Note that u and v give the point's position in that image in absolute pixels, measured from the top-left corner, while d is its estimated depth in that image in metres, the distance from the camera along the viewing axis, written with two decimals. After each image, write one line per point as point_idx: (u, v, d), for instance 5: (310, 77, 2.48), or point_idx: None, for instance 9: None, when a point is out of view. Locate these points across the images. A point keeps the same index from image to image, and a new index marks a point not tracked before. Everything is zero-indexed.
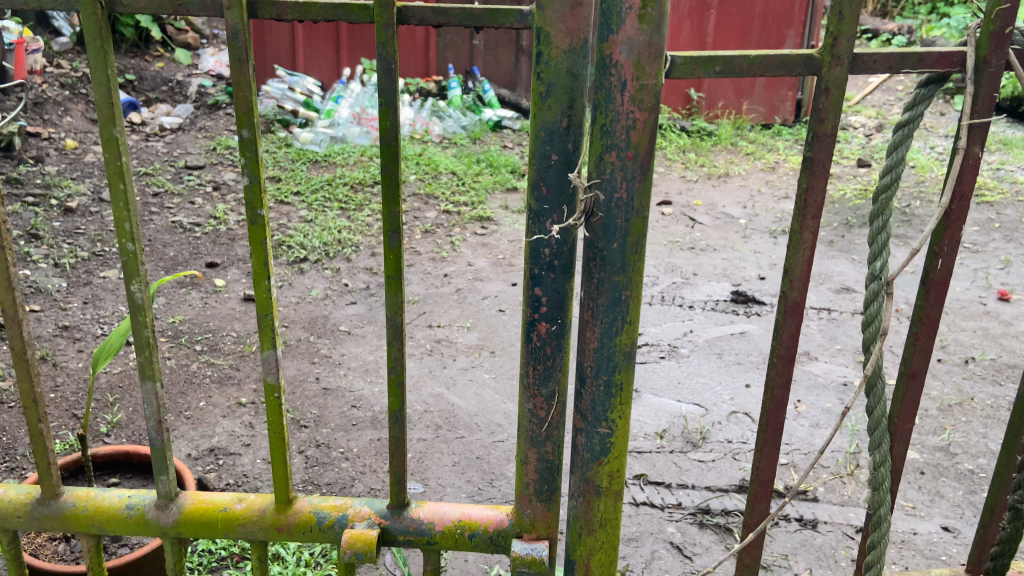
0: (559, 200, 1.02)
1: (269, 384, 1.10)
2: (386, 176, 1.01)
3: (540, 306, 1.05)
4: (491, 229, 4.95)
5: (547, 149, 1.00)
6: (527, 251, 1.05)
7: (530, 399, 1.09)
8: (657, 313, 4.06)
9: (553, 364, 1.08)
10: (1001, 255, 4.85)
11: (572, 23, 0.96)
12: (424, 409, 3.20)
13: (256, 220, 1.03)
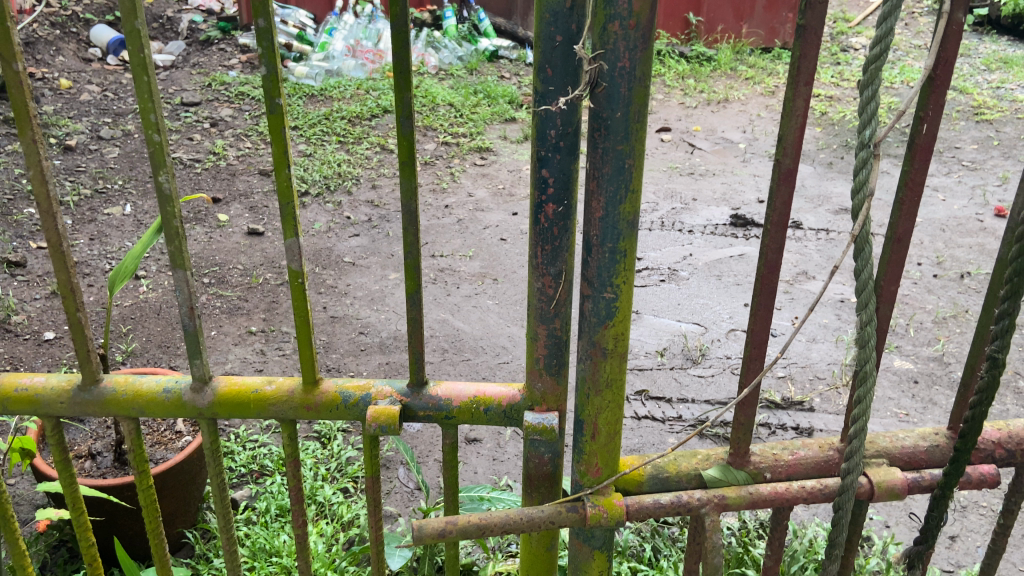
0: (565, 81, 0.94)
1: (292, 271, 1.08)
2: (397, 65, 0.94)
3: (547, 189, 0.99)
4: (490, 160, 4.95)
5: (550, 25, 0.91)
6: (534, 132, 0.98)
7: (538, 278, 1.05)
8: (656, 238, 4.10)
9: (561, 244, 1.02)
10: (999, 172, 4.87)
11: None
12: (430, 334, 3.28)
13: (274, 111, 0.98)
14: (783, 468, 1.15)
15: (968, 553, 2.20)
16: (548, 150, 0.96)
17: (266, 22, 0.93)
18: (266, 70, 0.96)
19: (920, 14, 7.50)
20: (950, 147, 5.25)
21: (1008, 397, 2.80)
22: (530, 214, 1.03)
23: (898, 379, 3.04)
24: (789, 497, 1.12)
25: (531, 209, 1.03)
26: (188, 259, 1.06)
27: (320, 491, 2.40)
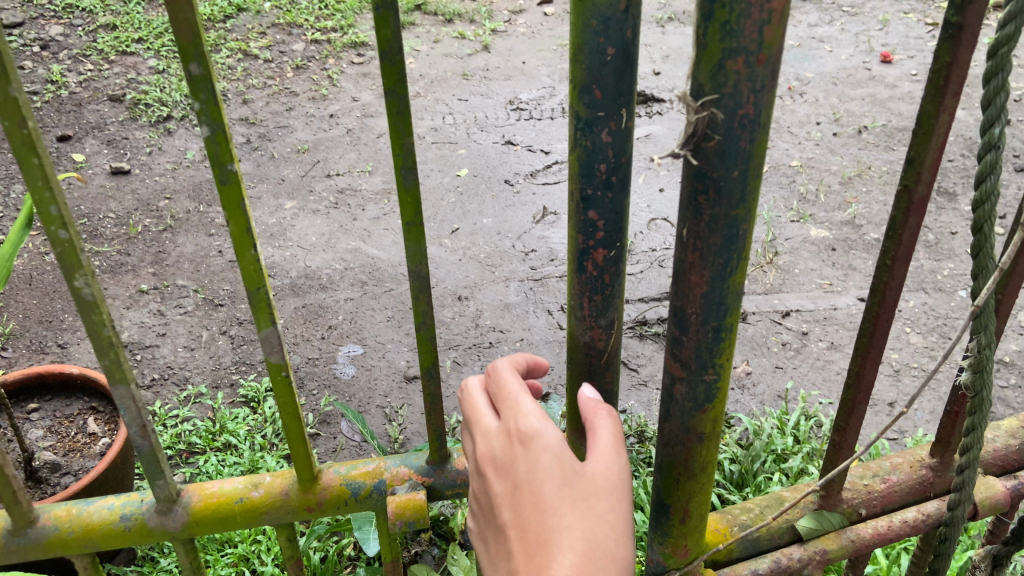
0: (618, 103, 0.77)
1: (274, 365, 0.99)
2: (394, 104, 0.81)
3: (597, 233, 0.84)
4: (368, 55, 4.55)
5: (597, 32, 0.73)
6: (577, 167, 0.82)
7: (585, 332, 0.90)
8: (560, 127, 3.94)
9: (613, 294, 0.88)
10: (878, 15, 4.90)
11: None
12: (344, 267, 3.07)
13: (226, 179, 0.85)
14: (878, 500, 1.14)
15: (906, 417, 2.34)
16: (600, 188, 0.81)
17: (201, 66, 0.77)
18: (211, 129, 0.81)
19: None
20: None
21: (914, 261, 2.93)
22: (573, 260, 0.87)
23: (816, 248, 3.08)
24: (891, 535, 1.13)
25: (572, 255, 0.87)
26: (130, 370, 0.93)
27: (262, 463, 2.24)
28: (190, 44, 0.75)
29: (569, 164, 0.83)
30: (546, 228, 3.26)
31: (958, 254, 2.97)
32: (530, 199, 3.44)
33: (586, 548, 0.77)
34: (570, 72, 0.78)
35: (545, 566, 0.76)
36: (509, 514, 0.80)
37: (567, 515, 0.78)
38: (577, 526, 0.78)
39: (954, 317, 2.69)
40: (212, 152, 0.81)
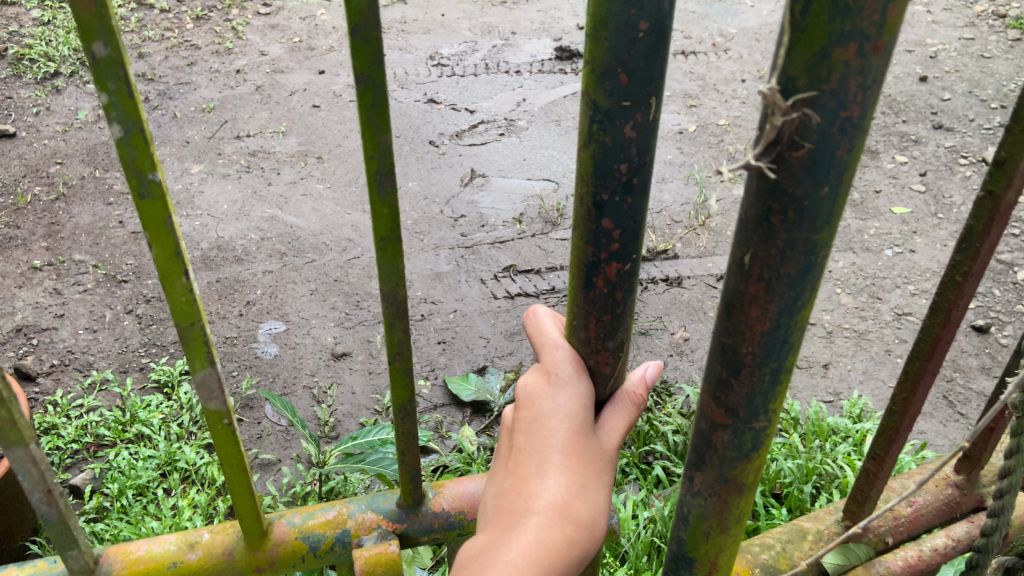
0: (642, 94, 0.76)
1: (213, 411, 0.92)
2: (368, 93, 0.72)
3: (611, 241, 0.84)
4: (275, 6, 4.25)
5: (628, 4, 0.72)
6: (592, 166, 0.80)
7: (593, 352, 0.92)
8: (485, 85, 3.80)
9: (621, 313, 0.90)
10: None
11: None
12: (261, 237, 2.87)
13: (147, 192, 0.73)
14: (904, 526, 1.24)
15: (841, 379, 2.37)
16: (617, 193, 0.81)
17: (108, 47, 0.65)
18: (124, 128, 0.69)
19: None
20: None
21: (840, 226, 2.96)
22: (580, 268, 0.87)
23: None
24: (923, 562, 1.24)
25: (580, 264, 0.87)
26: (26, 429, 0.81)
27: (180, 455, 2.07)
28: (92, 16, 0.63)
29: (580, 163, 0.81)
30: (475, 192, 3.17)
31: (883, 213, 3.01)
32: (456, 162, 3.32)
33: (575, 489, 0.88)
34: (592, 54, 0.76)
35: (534, 493, 0.88)
36: (521, 439, 0.91)
37: (566, 461, 0.88)
38: (573, 470, 0.88)
39: (882, 276, 2.73)
40: (129, 157, 0.70)
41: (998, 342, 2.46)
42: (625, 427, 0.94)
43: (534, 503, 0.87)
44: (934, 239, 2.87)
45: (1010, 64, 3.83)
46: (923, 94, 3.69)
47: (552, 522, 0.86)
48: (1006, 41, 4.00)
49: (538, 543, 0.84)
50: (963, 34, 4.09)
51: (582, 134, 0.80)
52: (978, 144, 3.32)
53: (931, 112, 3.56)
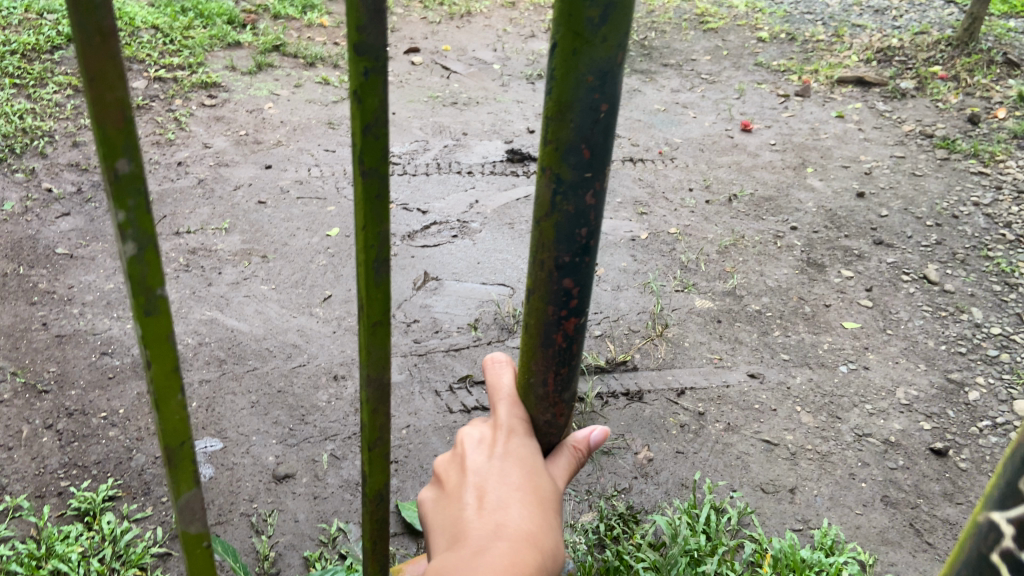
0: (598, 172, 1.01)
1: (193, 533, 0.92)
2: (375, 184, 0.87)
3: (571, 298, 1.10)
4: (221, 97, 4.16)
5: (591, 91, 0.95)
6: (557, 228, 1.05)
7: (545, 386, 1.16)
8: (437, 185, 3.77)
9: (572, 361, 1.16)
10: (735, 83, 5.08)
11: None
12: (198, 342, 2.69)
13: (153, 307, 0.78)
14: None
15: (809, 505, 2.30)
16: (577, 255, 1.07)
17: (130, 167, 0.71)
18: (138, 245, 0.75)
19: None
20: (686, 59, 5.35)
21: (795, 342, 2.97)
22: (544, 315, 1.12)
23: (703, 320, 3.05)
24: None
25: (542, 310, 1.11)
26: None
27: None
28: (119, 136, 0.69)
29: (546, 227, 1.06)
30: (428, 296, 3.07)
31: (835, 327, 3.04)
32: (408, 263, 3.24)
33: (536, 506, 1.08)
34: (557, 133, 0.99)
35: (498, 520, 1.05)
36: (478, 478, 1.10)
37: (521, 494, 1.08)
38: (529, 502, 1.08)
39: (839, 394, 2.72)
40: (140, 272, 0.75)
41: (957, 464, 2.46)
42: (561, 476, 1.17)
43: (501, 529, 1.04)
44: (885, 355, 2.90)
45: (940, 182, 4.03)
46: (862, 208, 3.82)
47: (518, 543, 1.04)
48: (934, 160, 4.22)
49: (511, 559, 1.02)
50: (894, 152, 4.31)
51: (548, 202, 1.04)
52: (917, 260, 3.44)
53: (871, 226, 3.68)
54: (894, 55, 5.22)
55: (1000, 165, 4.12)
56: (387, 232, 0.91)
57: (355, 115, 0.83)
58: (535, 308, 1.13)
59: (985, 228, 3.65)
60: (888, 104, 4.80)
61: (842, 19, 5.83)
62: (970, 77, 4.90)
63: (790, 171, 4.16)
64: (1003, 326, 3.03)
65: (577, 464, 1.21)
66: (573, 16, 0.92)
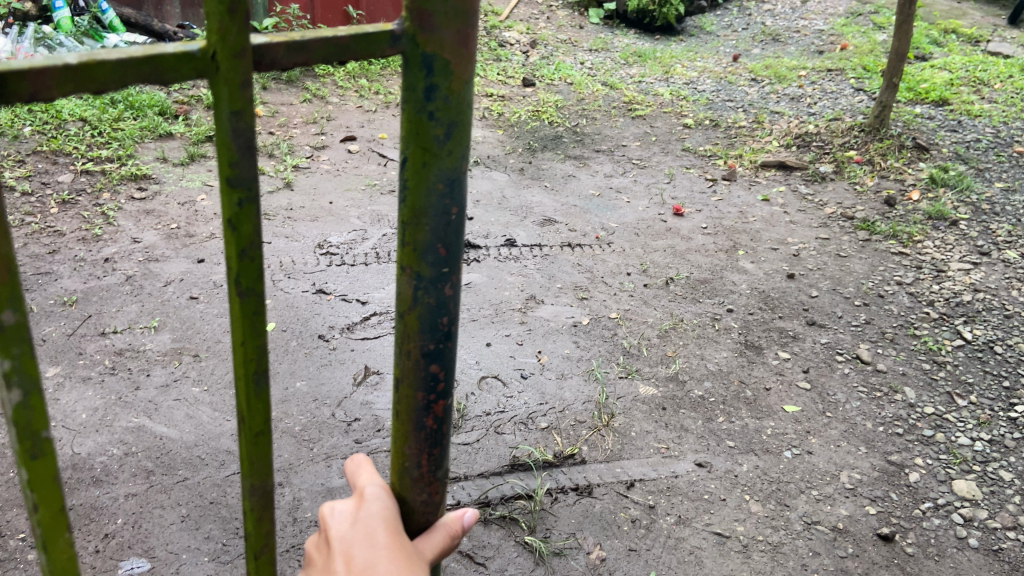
0: (455, 261, 0.97)
1: None
2: (254, 303, 0.84)
3: (439, 383, 1.01)
4: (151, 190, 4.06)
5: (442, 194, 0.92)
6: (418, 327, 0.98)
7: (428, 489, 1.07)
8: (376, 275, 3.72)
9: (444, 449, 1.07)
10: (665, 168, 5.24)
11: (466, 64, 0.89)
12: (124, 452, 2.54)
13: (38, 452, 0.74)
14: None
15: None
16: (443, 342, 0.99)
17: (14, 315, 0.69)
18: (23, 391, 0.71)
19: (558, 13, 7.99)
20: (617, 145, 5.51)
21: (739, 427, 2.98)
22: (412, 416, 1.03)
23: (648, 408, 3.05)
24: None
25: (411, 414, 1.03)
26: None
27: None
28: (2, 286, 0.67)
29: (407, 326, 0.98)
30: (369, 391, 2.99)
31: (777, 411, 3.08)
32: (348, 357, 3.16)
33: (402, 574, 0.94)
34: (414, 235, 0.94)
35: None
36: (340, 544, 0.96)
37: (388, 553, 0.96)
38: (396, 558, 0.95)
39: (786, 481, 2.73)
40: (25, 421, 0.72)
41: (904, 549, 2.48)
42: (438, 544, 1.05)
43: None
44: (827, 439, 2.94)
45: (864, 262, 4.19)
46: (793, 290, 3.93)
47: None
48: (857, 241, 4.41)
49: None
50: (819, 234, 4.48)
51: (408, 302, 0.97)
52: (849, 340, 3.54)
53: (803, 308, 3.79)
54: (811, 141, 5.50)
55: (917, 246, 4.32)
56: (263, 349, 0.88)
57: (230, 239, 0.82)
58: (401, 411, 1.03)
59: (909, 307, 3.80)
60: (809, 187, 5.02)
61: (761, 106, 6.13)
62: (883, 160, 5.18)
63: (722, 253, 4.27)
64: (935, 405, 3.13)
65: (454, 544, 1.07)
66: (418, 124, 0.89)
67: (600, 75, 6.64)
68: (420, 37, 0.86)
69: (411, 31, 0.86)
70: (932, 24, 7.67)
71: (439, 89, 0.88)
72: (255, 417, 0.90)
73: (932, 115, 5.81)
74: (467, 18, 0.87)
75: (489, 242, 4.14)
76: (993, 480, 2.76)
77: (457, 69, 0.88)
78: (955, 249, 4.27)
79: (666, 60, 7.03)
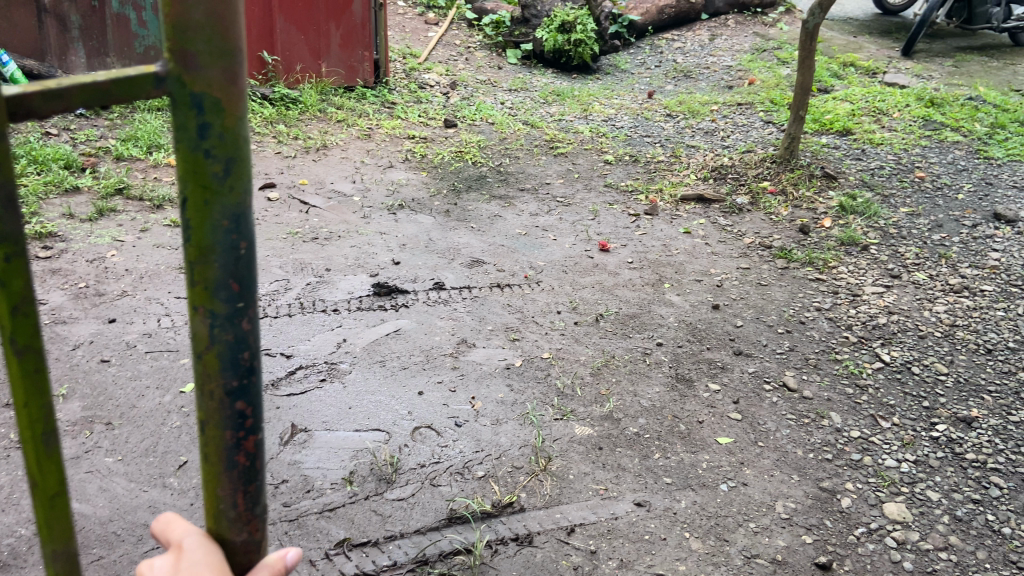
0: (249, 297, 1.02)
1: None
2: (31, 359, 0.92)
3: (246, 419, 1.07)
4: (58, 248, 3.87)
5: (228, 231, 0.98)
6: (219, 364, 1.03)
7: (245, 525, 1.11)
8: (301, 326, 3.63)
9: (259, 484, 1.11)
10: (589, 205, 5.30)
11: (237, 102, 0.95)
12: (32, 534, 2.36)
13: None
14: None
15: None
16: (244, 378, 1.05)
17: None
18: None
19: (477, 54, 8.09)
20: (541, 183, 5.56)
21: (675, 463, 2.99)
22: (222, 456, 1.07)
23: (585, 448, 3.03)
24: None
25: (221, 451, 1.07)
26: None
27: None
28: None
29: (207, 366, 1.03)
30: (297, 451, 2.89)
31: (711, 444, 3.10)
32: (273, 416, 3.05)
33: None
34: (203, 274, 0.99)
35: None
36: None
37: None
38: None
39: (724, 515, 2.74)
40: None
41: None
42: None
43: None
44: (761, 469, 2.97)
45: (784, 290, 4.31)
46: (719, 320, 4.01)
47: None
48: (776, 269, 4.54)
49: None
50: (740, 263, 4.60)
51: (204, 342, 1.02)
52: (776, 368, 3.61)
53: (729, 338, 3.86)
54: (727, 173, 5.66)
55: (833, 272, 4.48)
56: (50, 403, 0.94)
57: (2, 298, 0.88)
58: (211, 452, 1.07)
59: (830, 332, 3.91)
60: (728, 218, 5.16)
61: (677, 140, 6.31)
62: (795, 190, 5.38)
63: (649, 287, 4.33)
64: (861, 429, 3.21)
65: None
66: (195, 162, 0.95)
67: (520, 114, 6.72)
68: (185, 77, 0.91)
69: (175, 72, 0.91)
70: (832, 58, 8.07)
71: (211, 131, 0.94)
72: (48, 466, 0.96)
73: (837, 144, 6.09)
74: (232, 57, 0.93)
75: (417, 285, 4.08)
76: (921, 501, 2.85)
77: (227, 109, 0.94)
78: (868, 274, 4.44)
79: (584, 98, 7.17)
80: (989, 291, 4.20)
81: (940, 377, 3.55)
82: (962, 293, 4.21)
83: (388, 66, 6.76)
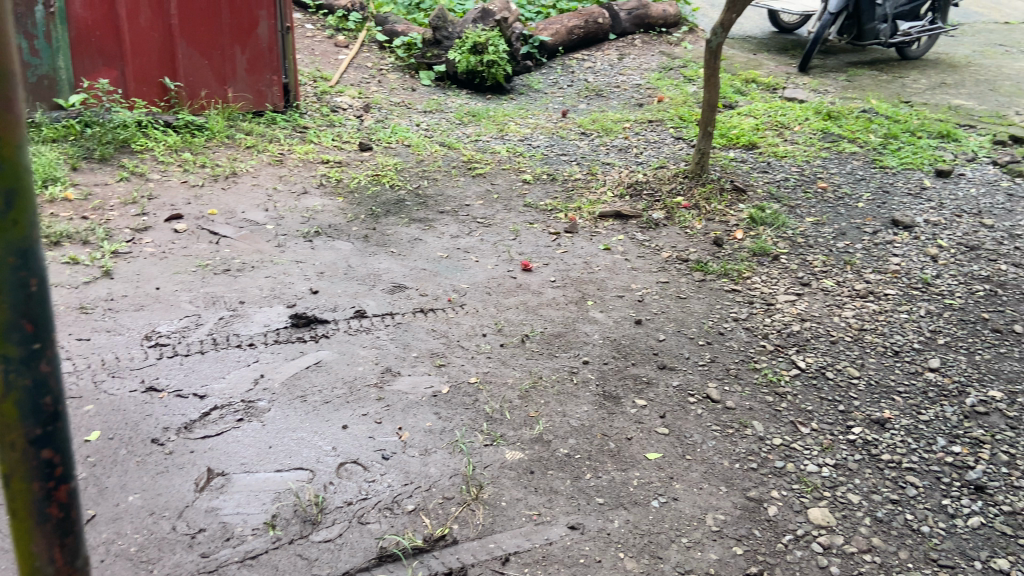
0: (46, 359, 1.26)
1: None
2: None
3: (54, 469, 1.31)
4: None
5: (21, 296, 1.20)
6: (20, 417, 1.25)
7: (56, 557, 1.35)
8: (215, 363, 3.47)
9: (67, 523, 1.35)
10: (509, 225, 5.29)
11: (17, 173, 1.17)
12: None
13: None
14: None
15: None
16: (46, 430, 1.28)
17: None
18: None
19: (389, 76, 8.03)
20: (460, 205, 5.52)
21: (607, 482, 2.99)
22: (33, 507, 1.31)
23: (516, 473, 2.99)
24: None
25: (32, 502, 1.31)
26: None
27: None
28: None
29: (9, 420, 1.25)
30: (214, 497, 2.76)
31: (640, 460, 3.11)
32: (186, 461, 2.91)
33: None
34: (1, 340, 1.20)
35: None
36: None
37: None
38: None
39: (657, 532, 2.75)
40: None
41: None
42: None
43: None
44: (690, 482, 3.00)
45: (703, 302, 4.40)
46: (642, 335, 4.05)
47: None
48: (694, 282, 4.63)
49: None
50: (659, 278, 4.67)
51: (6, 399, 1.24)
52: (699, 380, 3.67)
53: (653, 352, 3.90)
54: (642, 189, 5.76)
55: (747, 282, 4.60)
56: None
57: None
58: (21, 506, 1.30)
59: (748, 342, 4.00)
60: (645, 234, 5.24)
61: (593, 158, 6.39)
62: (707, 204, 5.51)
63: (573, 305, 4.34)
64: (782, 436, 3.29)
65: None
66: None
67: (436, 136, 6.68)
68: None
69: None
70: (735, 75, 8.37)
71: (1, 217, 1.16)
72: None
73: (744, 158, 6.29)
74: (11, 133, 1.15)
75: (337, 314, 3.98)
76: (843, 504, 2.92)
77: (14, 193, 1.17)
78: (781, 283, 4.58)
79: (499, 118, 7.20)
80: (893, 295, 4.39)
81: (853, 380, 3.68)
82: (868, 297, 4.39)
83: (298, 89, 6.62)
